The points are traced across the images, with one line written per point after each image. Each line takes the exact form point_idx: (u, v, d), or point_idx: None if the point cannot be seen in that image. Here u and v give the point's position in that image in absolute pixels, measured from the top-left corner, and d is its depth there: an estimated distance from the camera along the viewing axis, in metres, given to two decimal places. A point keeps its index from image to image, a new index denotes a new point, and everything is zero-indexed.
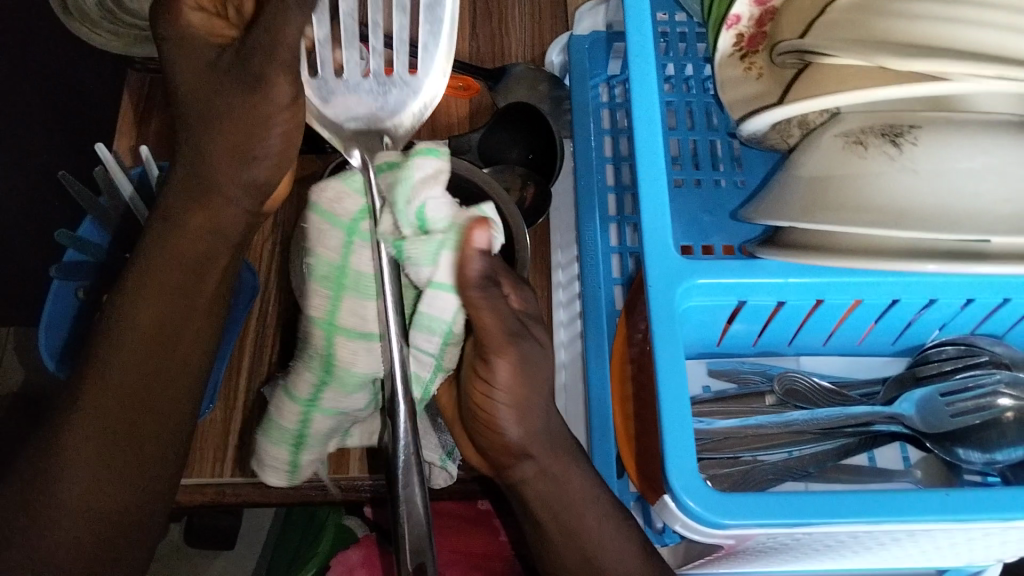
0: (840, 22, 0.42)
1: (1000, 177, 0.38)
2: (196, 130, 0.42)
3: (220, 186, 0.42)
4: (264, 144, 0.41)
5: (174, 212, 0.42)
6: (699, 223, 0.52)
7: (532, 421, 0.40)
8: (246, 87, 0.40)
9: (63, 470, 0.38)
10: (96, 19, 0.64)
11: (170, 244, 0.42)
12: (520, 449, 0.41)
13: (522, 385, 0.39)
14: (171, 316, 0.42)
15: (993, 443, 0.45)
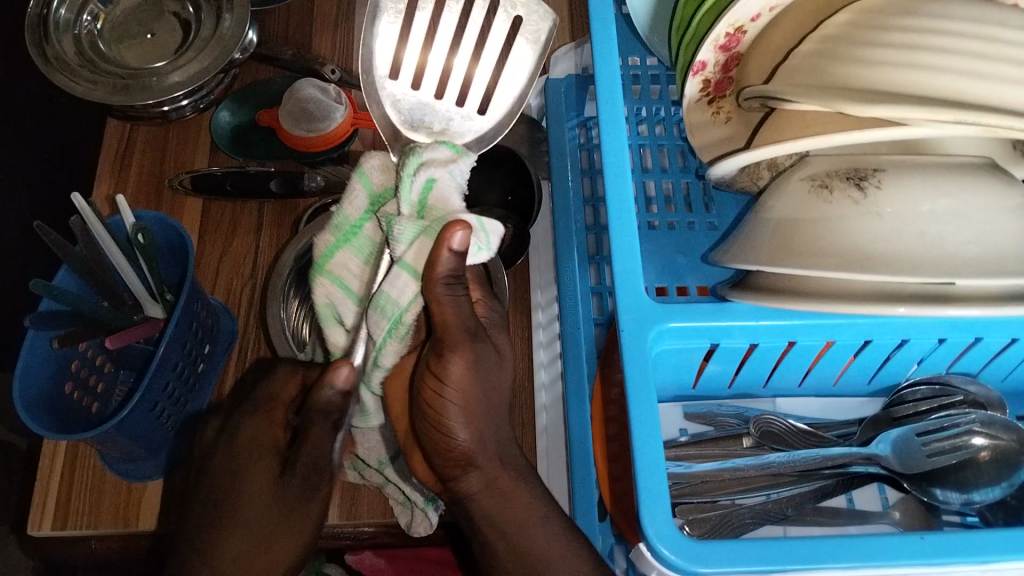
0: (802, 67, 0.43)
1: (963, 220, 0.39)
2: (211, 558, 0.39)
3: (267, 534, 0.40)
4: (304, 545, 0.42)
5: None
6: (674, 265, 0.52)
7: (482, 426, 0.42)
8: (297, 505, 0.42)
9: None
10: (77, 68, 0.65)
11: None
12: (466, 457, 0.42)
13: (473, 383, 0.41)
14: None
15: (971, 483, 0.46)
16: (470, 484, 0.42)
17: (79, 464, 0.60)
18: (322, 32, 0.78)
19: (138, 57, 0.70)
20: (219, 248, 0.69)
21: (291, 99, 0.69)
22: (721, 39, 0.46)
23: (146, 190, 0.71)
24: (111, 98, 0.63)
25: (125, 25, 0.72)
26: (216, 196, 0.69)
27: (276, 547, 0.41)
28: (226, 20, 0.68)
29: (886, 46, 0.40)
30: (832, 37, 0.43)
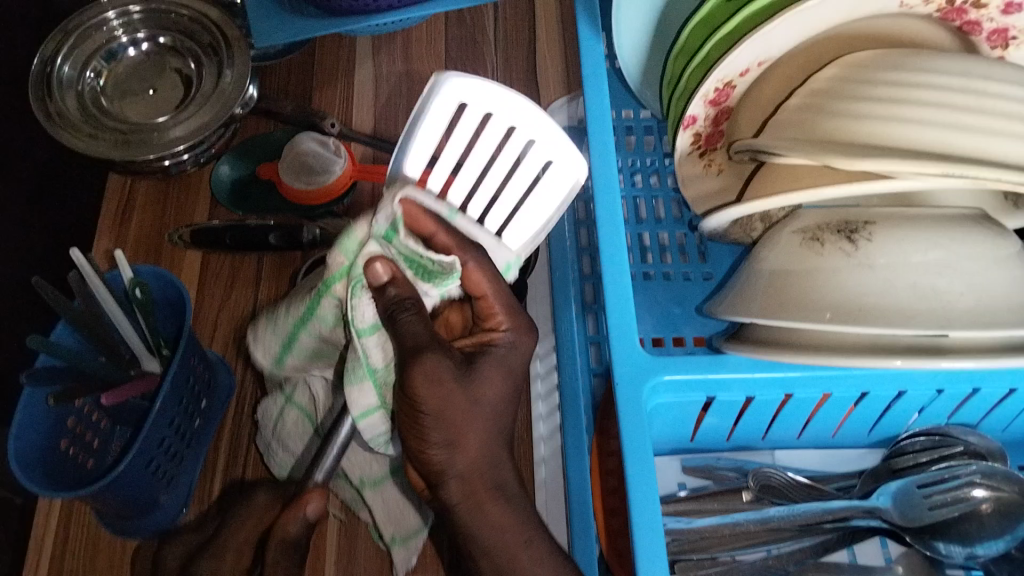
0: (791, 122, 0.44)
1: (954, 271, 0.39)
2: None
3: None
4: None
5: None
6: (670, 316, 0.52)
7: (469, 445, 0.41)
8: None
9: None
10: (79, 124, 0.65)
11: None
12: (455, 475, 0.41)
13: (447, 398, 0.40)
14: None
15: (974, 536, 0.45)
16: (450, 492, 0.41)
17: (73, 521, 0.60)
18: (322, 87, 0.79)
19: (139, 113, 0.71)
20: (218, 302, 0.69)
21: (291, 154, 0.70)
22: (710, 94, 0.46)
23: (147, 244, 0.72)
24: (113, 152, 0.64)
25: (127, 81, 0.73)
26: (216, 250, 0.70)
27: None
28: (226, 75, 0.69)
29: (872, 100, 0.41)
30: (818, 91, 0.44)
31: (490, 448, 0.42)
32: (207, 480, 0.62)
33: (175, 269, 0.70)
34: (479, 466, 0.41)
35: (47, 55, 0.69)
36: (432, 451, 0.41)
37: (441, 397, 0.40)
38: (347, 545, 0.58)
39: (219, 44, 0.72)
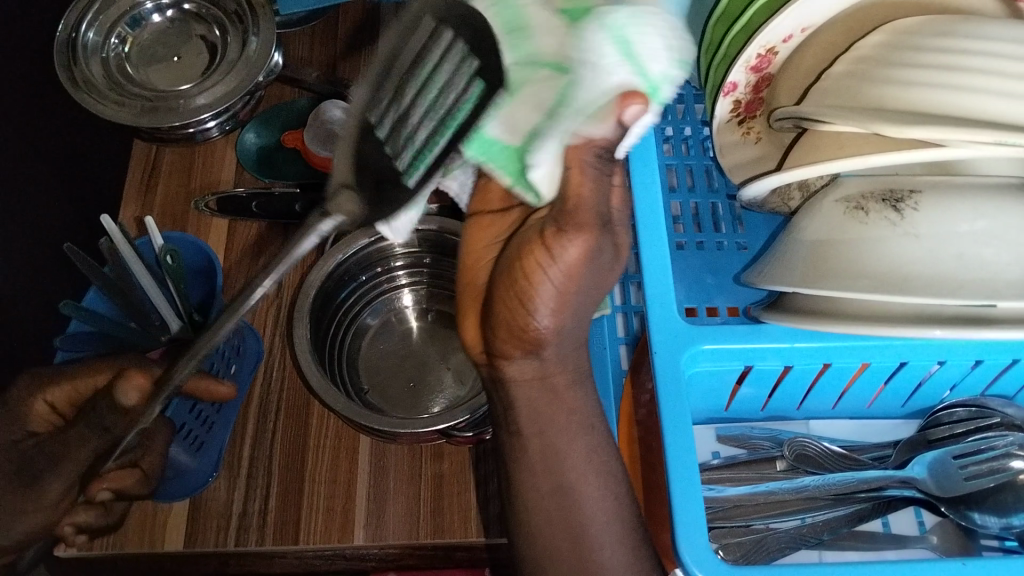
0: (835, 88, 0.43)
1: (1002, 240, 0.38)
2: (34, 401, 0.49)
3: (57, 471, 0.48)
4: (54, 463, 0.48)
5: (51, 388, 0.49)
6: (702, 283, 0.51)
7: (566, 317, 0.39)
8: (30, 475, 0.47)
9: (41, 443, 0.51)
10: (103, 92, 0.65)
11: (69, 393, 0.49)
12: (578, 299, 0.38)
13: (581, 275, 0.37)
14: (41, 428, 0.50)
15: (1009, 507, 0.46)
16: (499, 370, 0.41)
17: None
18: (345, 54, 0.78)
19: (165, 78, 0.71)
20: (247, 263, 0.70)
21: (317, 121, 0.70)
22: (752, 60, 0.46)
23: (172, 209, 0.72)
24: (136, 121, 0.64)
25: (151, 47, 0.72)
26: (244, 217, 0.70)
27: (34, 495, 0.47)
28: (252, 43, 0.68)
29: (921, 67, 0.40)
30: (864, 58, 0.43)
31: (558, 329, 0.39)
32: (237, 445, 0.61)
33: (201, 237, 0.71)
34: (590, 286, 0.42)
35: (72, 21, 0.69)
36: (544, 311, 0.38)
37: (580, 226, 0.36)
38: (376, 508, 0.58)
39: (244, 11, 0.71)
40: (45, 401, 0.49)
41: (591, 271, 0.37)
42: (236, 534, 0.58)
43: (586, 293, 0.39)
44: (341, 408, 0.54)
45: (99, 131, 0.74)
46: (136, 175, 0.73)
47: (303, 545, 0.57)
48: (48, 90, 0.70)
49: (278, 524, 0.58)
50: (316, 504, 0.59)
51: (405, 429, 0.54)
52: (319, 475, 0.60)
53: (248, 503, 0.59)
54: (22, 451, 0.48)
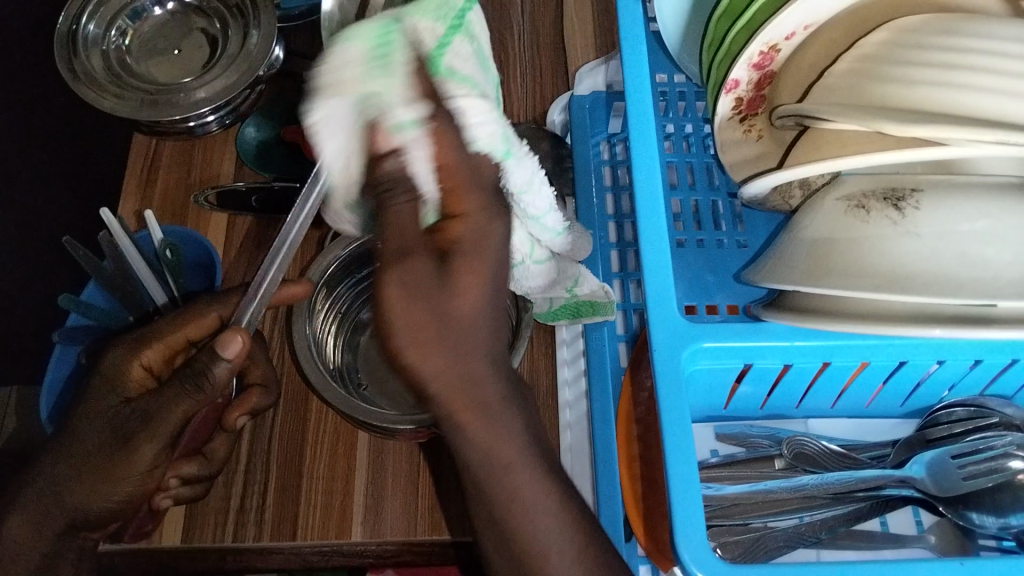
0: (837, 86, 0.43)
1: (1003, 239, 0.38)
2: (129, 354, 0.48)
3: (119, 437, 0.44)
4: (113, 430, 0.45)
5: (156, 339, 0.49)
6: (702, 282, 0.51)
7: (444, 357, 0.31)
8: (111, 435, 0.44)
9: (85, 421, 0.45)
10: (103, 83, 0.65)
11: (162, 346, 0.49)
12: (442, 334, 0.31)
13: (415, 313, 0.31)
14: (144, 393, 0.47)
15: (1007, 506, 0.45)
16: None
17: None
18: None
19: (166, 71, 0.70)
20: (246, 257, 0.69)
21: None
22: (755, 57, 0.46)
23: (172, 202, 0.72)
24: (137, 113, 0.63)
25: (152, 40, 0.72)
26: (244, 212, 0.70)
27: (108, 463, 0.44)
28: (253, 37, 0.68)
29: (924, 66, 0.40)
30: (867, 56, 0.43)
31: (461, 368, 0.31)
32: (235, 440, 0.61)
33: (201, 231, 0.70)
34: (422, 278, 0.31)
35: (72, 13, 0.68)
36: (417, 356, 0.31)
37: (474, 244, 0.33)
38: (374, 504, 0.58)
39: (245, 4, 0.70)
40: (141, 363, 0.48)
41: (423, 303, 0.31)
42: (235, 529, 0.58)
43: (440, 330, 0.31)
44: (339, 402, 0.54)
45: (99, 123, 0.74)
46: (136, 168, 0.73)
47: (300, 540, 0.57)
48: (48, 82, 0.69)
49: (275, 520, 0.58)
50: (314, 499, 0.59)
51: (403, 424, 0.54)
52: (318, 471, 0.60)
53: (246, 498, 0.59)
54: (127, 414, 0.45)
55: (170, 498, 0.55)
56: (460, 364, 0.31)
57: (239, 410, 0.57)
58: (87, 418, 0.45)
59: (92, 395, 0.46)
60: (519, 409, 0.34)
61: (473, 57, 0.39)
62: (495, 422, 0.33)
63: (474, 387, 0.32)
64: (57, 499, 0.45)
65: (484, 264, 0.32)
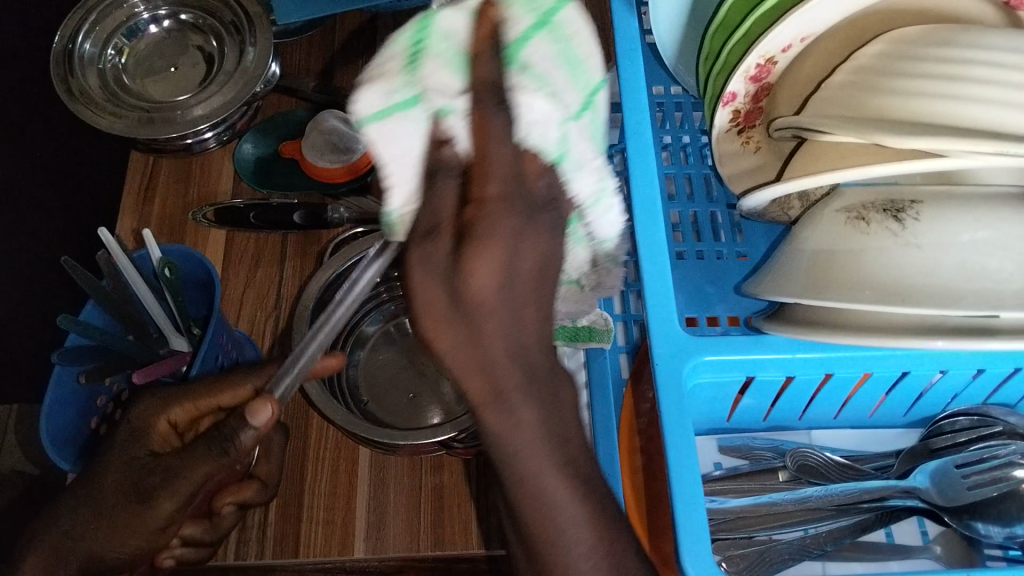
0: (835, 98, 0.43)
1: (1003, 249, 0.38)
2: (151, 409, 0.49)
3: (133, 501, 0.45)
4: (141, 481, 0.45)
5: (189, 392, 0.50)
6: (702, 293, 0.51)
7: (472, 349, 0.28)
8: (130, 495, 0.45)
9: (104, 470, 0.46)
10: (100, 103, 0.65)
11: (188, 403, 0.49)
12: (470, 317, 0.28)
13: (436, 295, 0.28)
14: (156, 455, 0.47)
15: (1013, 516, 0.45)
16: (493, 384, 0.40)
17: None
18: (343, 64, 0.78)
19: (163, 90, 0.70)
20: (245, 273, 0.69)
21: (314, 131, 0.69)
22: (752, 70, 0.46)
23: (170, 219, 0.72)
24: (136, 132, 0.63)
25: (149, 58, 0.72)
26: (242, 229, 0.70)
27: (123, 522, 0.45)
28: (250, 53, 0.68)
29: (922, 77, 0.40)
30: (864, 67, 0.43)
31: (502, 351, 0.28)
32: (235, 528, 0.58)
33: (199, 248, 0.70)
34: (438, 264, 0.28)
35: (68, 32, 0.68)
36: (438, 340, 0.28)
37: (500, 224, 0.29)
38: (375, 521, 0.58)
39: (241, 21, 0.70)
40: (167, 420, 0.49)
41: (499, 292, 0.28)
42: (236, 548, 0.58)
43: (496, 306, 0.28)
44: (341, 420, 0.54)
45: (97, 142, 0.74)
46: (133, 186, 0.73)
47: (302, 559, 0.57)
48: (45, 102, 0.69)
49: (278, 536, 0.58)
50: (316, 517, 0.58)
51: (406, 441, 0.54)
52: (319, 488, 0.60)
53: (247, 522, 0.59)
54: (151, 467, 0.46)
55: (171, 558, 0.53)
56: (472, 348, 0.28)
57: (230, 496, 0.55)
58: (111, 470, 0.46)
59: (117, 443, 0.47)
60: (543, 395, 0.30)
61: (557, 53, 0.34)
62: (509, 409, 0.29)
63: (488, 374, 0.28)
64: (72, 550, 0.45)
65: (504, 249, 0.28)
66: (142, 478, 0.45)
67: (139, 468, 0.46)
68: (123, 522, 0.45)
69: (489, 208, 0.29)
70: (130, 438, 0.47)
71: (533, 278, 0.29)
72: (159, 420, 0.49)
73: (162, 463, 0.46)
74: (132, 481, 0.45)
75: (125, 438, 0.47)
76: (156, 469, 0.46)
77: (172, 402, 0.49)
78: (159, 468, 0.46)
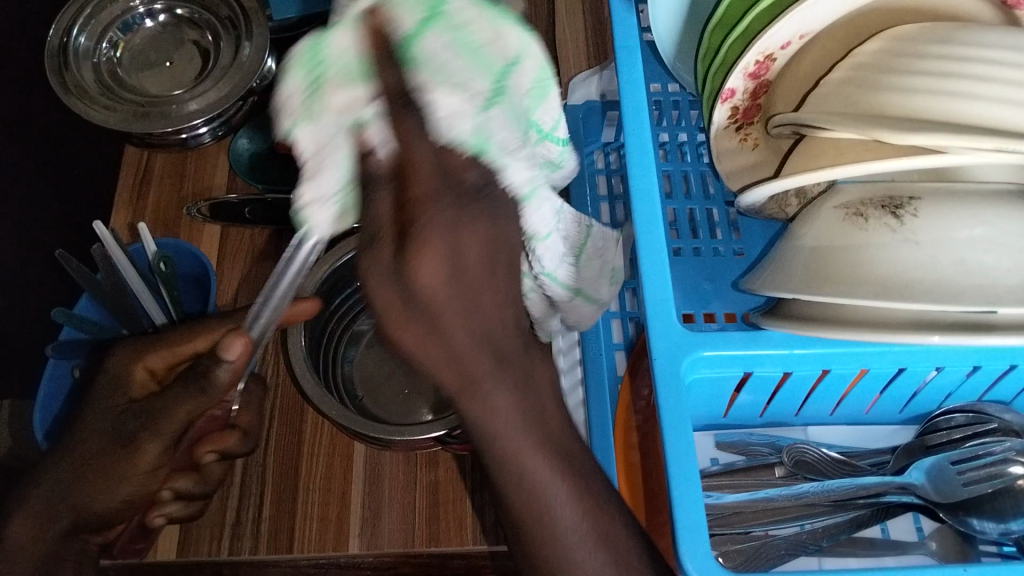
0: (834, 96, 0.44)
1: (1001, 246, 0.38)
2: (131, 357, 0.50)
3: (122, 446, 0.46)
4: (124, 427, 0.47)
5: (166, 342, 0.51)
6: (699, 289, 0.52)
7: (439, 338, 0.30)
8: (112, 443, 0.46)
9: (84, 422, 0.47)
10: (94, 96, 0.65)
11: (163, 352, 0.50)
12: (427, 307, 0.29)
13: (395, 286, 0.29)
14: (128, 407, 0.48)
15: (1008, 512, 0.46)
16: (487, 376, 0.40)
17: None
18: None
19: (158, 83, 0.70)
20: (240, 268, 0.69)
21: None
22: (750, 66, 0.46)
23: (164, 214, 0.72)
24: (128, 125, 0.63)
25: (144, 53, 0.72)
26: (237, 223, 0.70)
27: (112, 469, 0.46)
28: (245, 48, 0.68)
29: (920, 74, 0.41)
30: (862, 65, 0.44)
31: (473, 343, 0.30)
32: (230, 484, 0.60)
33: (194, 243, 0.70)
34: (385, 263, 0.29)
35: (63, 25, 0.68)
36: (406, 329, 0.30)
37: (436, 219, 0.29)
38: (371, 516, 0.58)
39: (237, 16, 0.70)
40: (144, 368, 0.50)
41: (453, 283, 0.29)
42: (230, 543, 0.57)
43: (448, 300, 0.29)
44: (336, 415, 0.54)
45: (91, 137, 0.74)
46: (127, 181, 0.73)
47: (297, 554, 0.57)
48: (39, 95, 0.69)
49: (272, 531, 0.58)
50: (310, 512, 0.58)
51: (400, 437, 0.53)
52: (313, 484, 0.59)
53: (241, 515, 0.58)
54: (132, 413, 0.47)
55: (162, 516, 0.54)
56: (436, 340, 0.29)
57: (210, 446, 0.55)
58: (92, 416, 0.47)
59: (99, 394, 0.49)
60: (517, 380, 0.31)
61: (453, 42, 0.34)
62: (484, 397, 0.30)
63: (459, 365, 0.30)
64: (63, 502, 0.46)
65: (447, 242, 0.29)
66: (127, 424, 0.47)
67: (118, 420, 0.47)
68: (111, 469, 0.46)
69: (424, 205, 0.29)
70: (110, 388, 0.48)
71: (483, 267, 0.30)
72: (135, 367, 0.49)
73: (146, 405, 0.47)
74: (114, 429, 0.47)
75: (106, 385, 0.49)
76: (134, 412, 0.47)
77: (146, 350, 0.51)
78: (137, 413, 0.47)
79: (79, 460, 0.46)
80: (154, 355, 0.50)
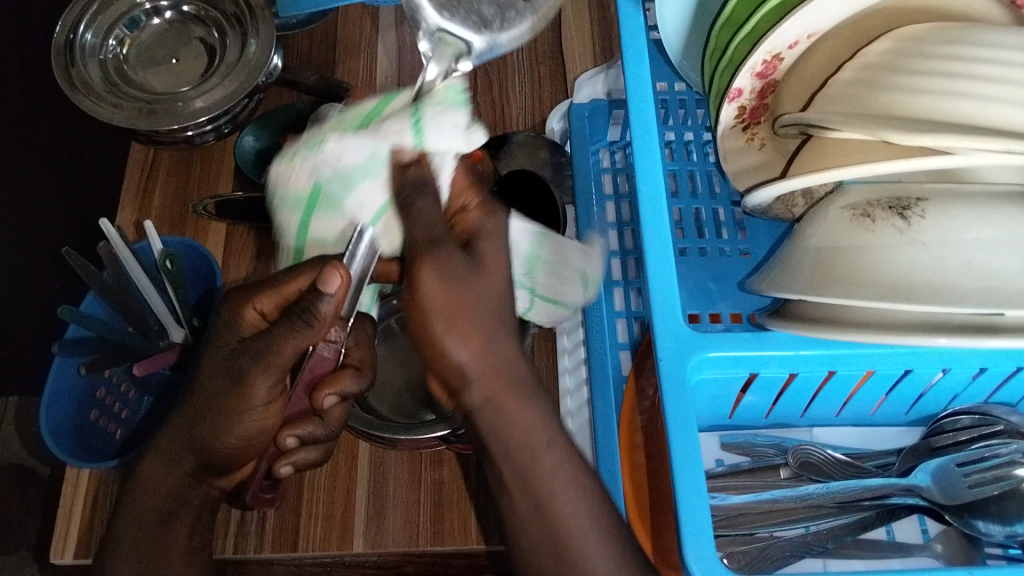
0: (841, 95, 0.43)
1: (1008, 248, 0.38)
2: (237, 295, 0.43)
3: (237, 389, 0.41)
4: (239, 369, 0.41)
5: (265, 278, 0.42)
6: (704, 290, 0.51)
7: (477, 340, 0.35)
8: (226, 386, 0.42)
9: (204, 365, 0.43)
10: (100, 92, 0.65)
11: (266, 288, 0.42)
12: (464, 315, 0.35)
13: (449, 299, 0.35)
14: (232, 351, 0.42)
15: (1013, 514, 0.46)
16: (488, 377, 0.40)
17: (100, 492, 0.59)
18: (345, 58, 0.78)
19: (164, 80, 0.70)
20: (245, 266, 0.69)
21: None
22: (758, 66, 0.46)
23: (171, 211, 0.72)
24: (134, 122, 0.63)
25: (150, 50, 0.72)
26: (244, 220, 0.69)
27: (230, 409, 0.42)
28: (251, 45, 0.68)
29: (926, 74, 0.40)
30: (870, 65, 0.44)
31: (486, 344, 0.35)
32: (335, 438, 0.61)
33: (199, 240, 0.70)
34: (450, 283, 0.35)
35: (69, 22, 0.68)
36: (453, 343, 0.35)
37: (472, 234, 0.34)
38: (375, 515, 0.58)
39: (243, 12, 0.70)
40: (255, 310, 0.42)
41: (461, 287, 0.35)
42: (235, 541, 0.57)
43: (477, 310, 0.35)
44: None
45: (96, 134, 0.74)
46: (132, 178, 0.73)
47: (301, 553, 0.57)
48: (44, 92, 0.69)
49: (277, 530, 0.58)
50: (315, 511, 0.58)
51: (405, 436, 0.53)
52: (318, 483, 0.59)
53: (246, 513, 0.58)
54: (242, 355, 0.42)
55: (289, 464, 0.44)
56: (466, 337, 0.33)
57: (328, 386, 0.44)
58: (213, 357, 0.43)
59: (216, 330, 0.43)
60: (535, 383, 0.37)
61: None
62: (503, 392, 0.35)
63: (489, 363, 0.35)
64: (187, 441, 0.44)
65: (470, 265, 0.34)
66: (238, 369, 0.41)
67: (232, 360, 0.42)
68: (230, 404, 0.42)
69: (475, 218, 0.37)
70: (221, 330, 0.43)
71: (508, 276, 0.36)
72: (244, 302, 0.42)
73: (255, 347, 0.41)
74: (225, 368, 0.42)
75: (220, 326, 0.43)
76: (238, 360, 0.41)
77: (255, 283, 0.43)
78: (248, 355, 0.41)
79: (202, 398, 0.43)
80: (254, 294, 0.42)
